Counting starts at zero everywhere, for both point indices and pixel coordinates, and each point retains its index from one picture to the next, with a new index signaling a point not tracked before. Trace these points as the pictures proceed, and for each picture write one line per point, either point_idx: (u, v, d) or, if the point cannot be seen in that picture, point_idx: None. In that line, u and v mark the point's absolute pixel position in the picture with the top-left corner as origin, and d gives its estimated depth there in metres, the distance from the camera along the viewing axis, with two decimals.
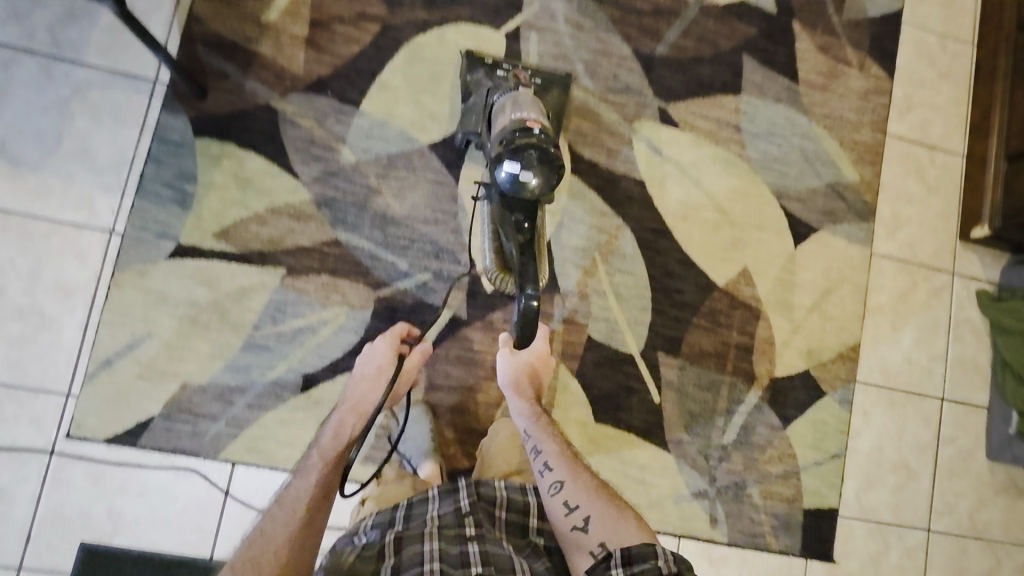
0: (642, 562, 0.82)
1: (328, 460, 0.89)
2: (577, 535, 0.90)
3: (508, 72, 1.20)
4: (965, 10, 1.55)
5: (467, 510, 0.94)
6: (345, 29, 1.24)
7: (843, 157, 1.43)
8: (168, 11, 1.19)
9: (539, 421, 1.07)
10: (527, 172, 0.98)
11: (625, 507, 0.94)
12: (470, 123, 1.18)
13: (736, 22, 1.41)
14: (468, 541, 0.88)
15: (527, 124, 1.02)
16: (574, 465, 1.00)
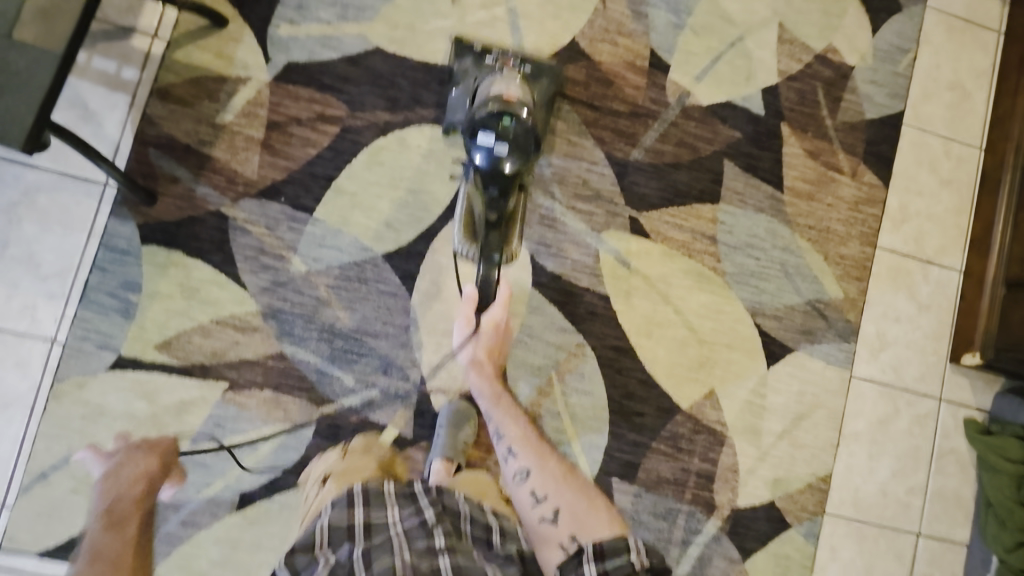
0: (616, 557, 0.85)
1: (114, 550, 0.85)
2: (546, 527, 0.95)
3: (496, 61, 1.19)
4: (973, 112, 1.45)
5: (433, 520, 0.86)
6: (303, 131, 1.20)
7: (827, 272, 1.36)
8: (123, 112, 1.16)
9: (501, 407, 1.13)
10: (501, 144, 1.02)
11: (595, 497, 0.97)
12: (456, 113, 1.19)
13: (718, 124, 1.34)
14: (439, 553, 0.81)
15: (504, 97, 1.05)
16: (539, 450, 1.07)
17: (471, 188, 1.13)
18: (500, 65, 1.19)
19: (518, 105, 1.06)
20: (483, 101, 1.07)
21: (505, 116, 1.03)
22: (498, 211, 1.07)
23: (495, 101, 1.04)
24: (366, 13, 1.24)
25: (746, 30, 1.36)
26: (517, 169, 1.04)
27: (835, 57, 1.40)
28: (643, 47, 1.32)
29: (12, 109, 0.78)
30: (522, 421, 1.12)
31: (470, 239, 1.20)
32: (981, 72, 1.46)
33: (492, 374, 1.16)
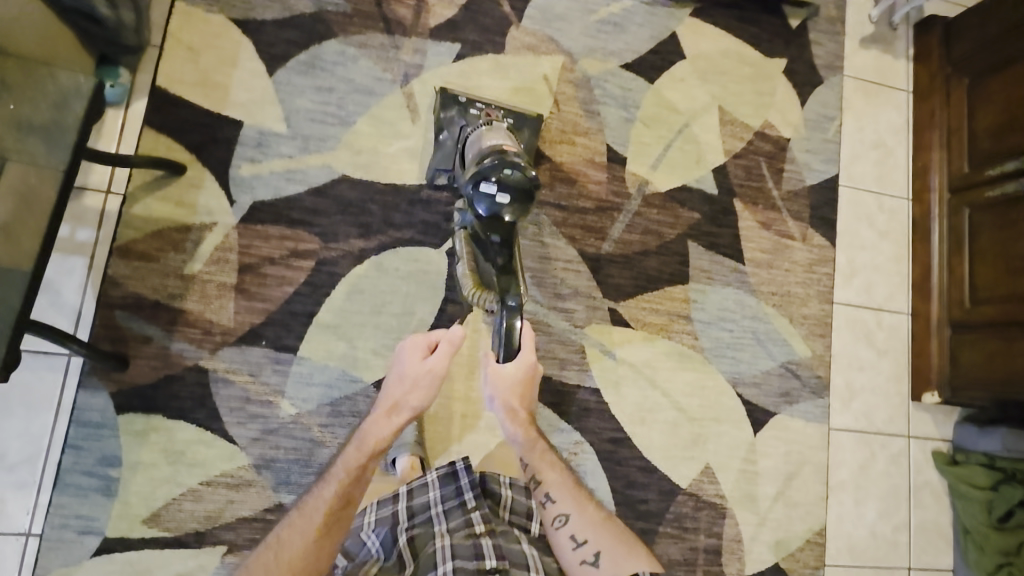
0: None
1: (350, 473, 0.95)
2: (587, 568, 1.01)
3: (481, 111, 1.20)
4: (897, 166, 1.59)
5: (473, 505, 1.06)
6: (277, 270, 1.18)
7: (794, 333, 1.44)
8: (82, 276, 1.11)
9: (535, 452, 1.10)
10: (503, 194, 1.01)
11: (635, 543, 1.03)
12: (442, 161, 1.22)
13: (678, 208, 1.41)
14: (480, 535, 1.00)
15: (503, 148, 1.05)
16: (579, 496, 1.07)
17: (471, 232, 1.10)
18: (486, 115, 1.20)
19: (516, 156, 1.04)
20: (482, 153, 1.06)
21: (505, 165, 1.00)
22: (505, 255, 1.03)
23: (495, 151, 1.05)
24: (328, 142, 1.24)
25: (690, 116, 1.45)
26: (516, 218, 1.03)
27: (773, 132, 1.50)
28: (600, 143, 1.39)
29: None
30: (563, 468, 1.11)
31: (479, 287, 1.04)
32: (899, 128, 1.60)
33: (526, 421, 1.11)
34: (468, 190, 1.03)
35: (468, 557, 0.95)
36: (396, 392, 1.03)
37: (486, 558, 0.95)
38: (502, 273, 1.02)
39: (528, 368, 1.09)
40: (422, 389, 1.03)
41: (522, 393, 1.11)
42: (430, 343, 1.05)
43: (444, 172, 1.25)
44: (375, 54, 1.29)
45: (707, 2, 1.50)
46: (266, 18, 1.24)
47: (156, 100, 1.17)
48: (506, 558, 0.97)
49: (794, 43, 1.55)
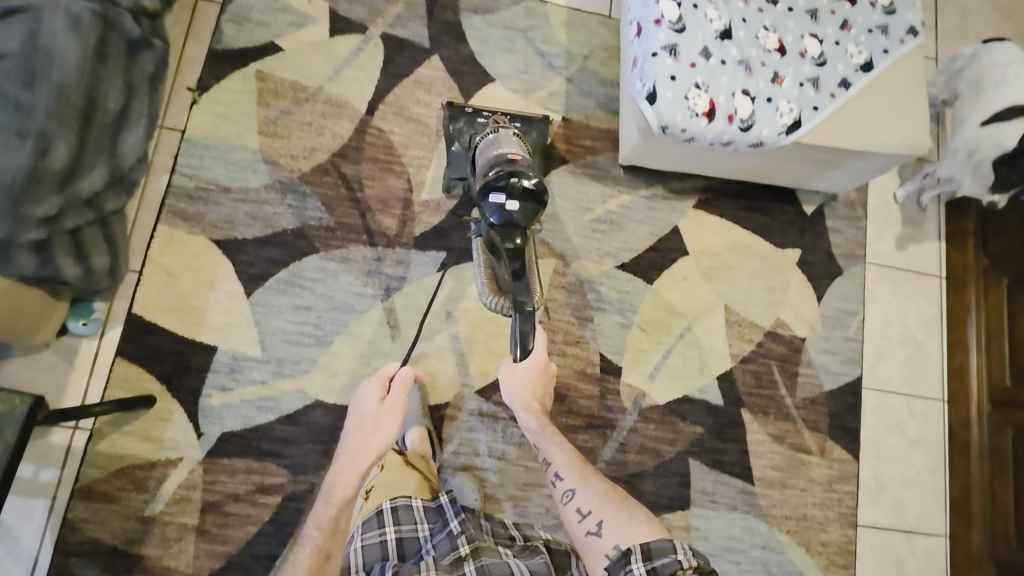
0: (664, 558, 0.83)
1: (323, 529, 0.89)
2: (592, 540, 0.93)
3: (487, 119, 1.26)
4: (929, 363, 1.44)
5: (458, 530, 0.95)
6: (240, 508, 1.12)
7: (812, 565, 1.28)
8: (41, 520, 1.07)
9: (545, 432, 1.09)
10: (513, 201, 0.91)
11: (635, 507, 0.96)
12: (457, 169, 1.26)
13: (679, 421, 1.30)
14: (464, 559, 0.91)
15: (510, 156, 0.97)
16: (583, 471, 1.03)
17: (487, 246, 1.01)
18: (493, 122, 1.22)
19: (524, 166, 0.96)
20: (490, 165, 0.99)
21: (515, 175, 0.92)
22: (520, 262, 0.92)
23: (500, 162, 0.97)
24: (302, 364, 1.20)
25: (693, 318, 1.36)
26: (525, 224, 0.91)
27: (786, 331, 1.39)
28: (593, 352, 1.30)
29: None
30: (569, 445, 1.08)
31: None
32: (929, 320, 1.46)
33: (534, 411, 1.10)
34: (479, 205, 0.94)
35: None
36: (353, 441, 0.99)
37: None
38: (519, 277, 0.92)
39: (540, 363, 1.12)
40: (387, 426, 1.00)
41: (537, 388, 1.12)
42: (387, 378, 1.06)
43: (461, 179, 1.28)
44: (356, 269, 1.25)
45: (713, 193, 1.43)
46: (247, 236, 1.23)
47: (131, 328, 1.16)
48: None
49: (809, 232, 1.45)
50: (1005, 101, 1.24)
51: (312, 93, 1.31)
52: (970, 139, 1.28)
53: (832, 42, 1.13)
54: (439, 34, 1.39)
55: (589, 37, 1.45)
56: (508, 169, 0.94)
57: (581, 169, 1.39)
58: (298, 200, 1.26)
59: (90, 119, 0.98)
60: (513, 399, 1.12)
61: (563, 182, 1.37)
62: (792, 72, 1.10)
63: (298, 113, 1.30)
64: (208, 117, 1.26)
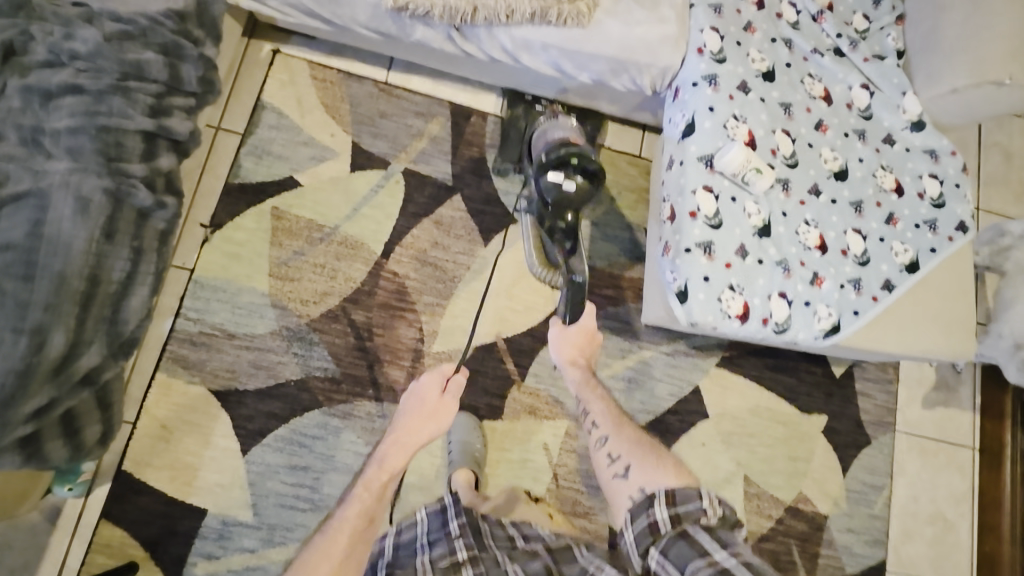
0: (687, 503, 0.84)
1: (371, 488, 0.90)
2: (619, 481, 0.95)
3: (546, 106, 1.31)
4: (959, 546, 1.35)
5: (456, 532, 0.88)
6: None
7: None
8: None
9: (585, 385, 1.10)
10: (571, 179, 1.10)
11: (662, 452, 0.96)
12: (511, 152, 1.31)
13: None
14: (461, 566, 0.84)
15: (569, 140, 1.15)
16: (619, 420, 1.04)
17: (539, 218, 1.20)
18: (550, 113, 1.29)
19: (582, 147, 1.13)
20: (549, 147, 1.15)
21: (572, 157, 1.10)
22: (571, 236, 1.14)
23: (559, 143, 1.14)
24: (295, 531, 1.14)
25: (710, 490, 1.28)
26: (578, 200, 1.11)
27: (807, 507, 1.31)
28: (600, 524, 1.26)
29: None
30: (608, 398, 1.09)
31: (549, 266, 1.27)
32: (961, 496, 1.37)
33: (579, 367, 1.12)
34: (539, 178, 1.12)
35: None
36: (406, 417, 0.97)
37: None
38: (570, 254, 1.15)
39: (589, 325, 1.12)
40: (442, 418, 0.97)
41: (586, 351, 1.13)
42: (443, 375, 0.99)
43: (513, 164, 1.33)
44: (360, 426, 1.20)
45: (739, 351, 1.35)
46: (249, 387, 1.18)
47: (119, 486, 1.11)
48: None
49: (836, 396, 1.37)
50: None
51: (329, 232, 1.26)
52: (1016, 328, 1.24)
53: (876, 238, 1.08)
54: (462, 171, 1.33)
55: (618, 178, 1.39)
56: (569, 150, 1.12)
57: (601, 319, 1.32)
58: (304, 348, 1.20)
59: (90, 300, 0.94)
60: (557, 356, 1.14)
61: None
62: (833, 273, 1.05)
63: (312, 253, 1.24)
64: (219, 256, 1.21)
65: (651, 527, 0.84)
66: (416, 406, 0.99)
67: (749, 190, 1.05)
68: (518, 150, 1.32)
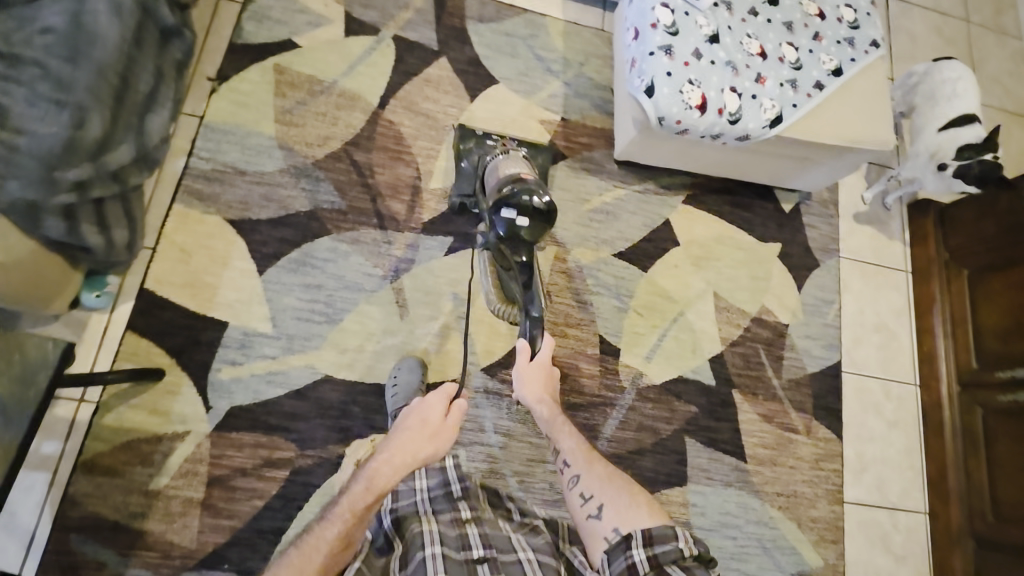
0: (664, 545, 0.88)
1: (355, 512, 0.86)
2: (592, 523, 0.96)
3: (496, 142, 1.36)
4: (902, 349, 1.54)
5: (458, 493, 1.00)
6: (247, 482, 1.11)
7: (803, 539, 1.33)
8: (40, 494, 1.04)
9: (556, 421, 1.13)
10: (523, 217, 1.10)
11: (636, 489, 0.98)
12: (464, 186, 1.32)
13: (674, 400, 1.36)
14: (466, 523, 0.95)
15: (521, 175, 1.16)
16: (590, 457, 1.06)
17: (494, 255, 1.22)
18: (501, 145, 1.35)
19: (532, 183, 1.14)
20: (501, 182, 1.16)
21: (522, 192, 1.10)
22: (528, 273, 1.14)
23: (512, 179, 1.15)
24: (313, 340, 1.22)
25: (685, 303, 1.43)
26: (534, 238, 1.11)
27: (771, 317, 1.47)
28: (593, 335, 1.36)
29: None
30: (578, 434, 1.11)
31: (507, 301, 1.29)
32: (900, 309, 1.57)
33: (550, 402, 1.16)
34: (491, 215, 1.14)
35: (455, 547, 0.91)
36: (403, 441, 0.97)
37: (474, 547, 0.91)
38: (528, 291, 1.15)
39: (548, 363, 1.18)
40: (439, 443, 0.98)
41: (548, 386, 1.18)
42: (448, 398, 1.04)
43: (468, 199, 1.32)
44: (367, 251, 1.29)
45: (700, 188, 1.52)
46: (262, 217, 1.26)
47: (143, 303, 1.17)
48: (493, 544, 0.93)
49: (787, 225, 1.56)
50: (956, 111, 1.42)
51: (328, 86, 1.38)
52: (930, 143, 1.44)
53: (806, 50, 1.27)
54: (446, 37, 1.48)
55: (585, 47, 1.57)
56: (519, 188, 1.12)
57: (579, 163, 1.47)
58: (311, 184, 1.31)
59: (122, 98, 1.01)
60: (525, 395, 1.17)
61: (562, 175, 1.45)
62: (773, 75, 1.23)
63: (314, 104, 1.36)
64: (227, 104, 1.32)
65: (629, 569, 0.86)
66: (418, 424, 1.00)
67: (697, 7, 1.23)
68: (473, 182, 1.32)
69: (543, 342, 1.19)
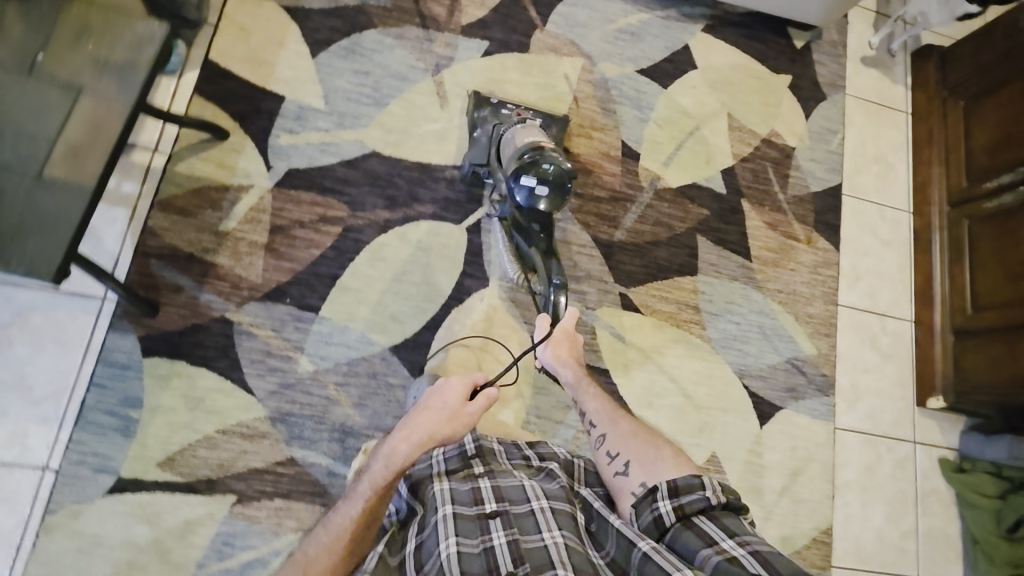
0: (690, 494, 0.85)
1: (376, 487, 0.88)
2: (620, 480, 0.94)
3: (512, 111, 1.32)
4: (898, 179, 1.66)
5: (472, 451, 0.96)
6: (305, 233, 1.23)
7: (800, 330, 1.47)
8: (123, 225, 1.16)
9: (581, 382, 1.13)
10: (542, 186, 1.09)
11: (661, 444, 0.96)
12: (478, 155, 1.29)
13: (688, 204, 1.47)
14: (478, 478, 0.90)
15: (541, 144, 1.13)
16: (614, 416, 1.05)
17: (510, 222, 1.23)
18: (517, 115, 1.30)
19: (552, 152, 1.12)
20: (521, 150, 1.14)
21: (544, 160, 1.09)
22: (545, 241, 1.14)
23: (530, 148, 1.12)
24: (362, 120, 1.31)
25: (701, 120, 1.54)
26: (552, 208, 1.12)
27: (780, 140, 1.58)
28: (616, 139, 1.47)
29: (34, 248, 0.76)
30: (602, 397, 1.11)
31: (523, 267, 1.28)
32: (899, 145, 1.68)
33: (574, 368, 1.15)
34: (511, 184, 1.12)
35: (467, 499, 0.85)
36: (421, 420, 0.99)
37: (485, 500, 0.85)
38: (547, 254, 1.13)
39: (569, 327, 1.15)
40: (458, 426, 1.00)
41: (574, 350, 1.16)
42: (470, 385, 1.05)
43: (480, 167, 1.29)
44: (410, 46, 1.38)
45: (719, 20, 1.61)
46: (313, 7, 1.35)
47: (206, 72, 1.26)
48: (505, 496, 0.86)
49: (799, 61, 1.66)
50: None
51: None
52: None
53: None
54: None
55: None
56: (540, 156, 1.10)
57: None
58: None
59: None
60: (548, 358, 1.15)
61: None
62: None
63: None
64: None
65: (656, 521, 0.84)
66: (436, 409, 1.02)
67: None
68: (486, 153, 1.28)
69: (566, 311, 1.15)
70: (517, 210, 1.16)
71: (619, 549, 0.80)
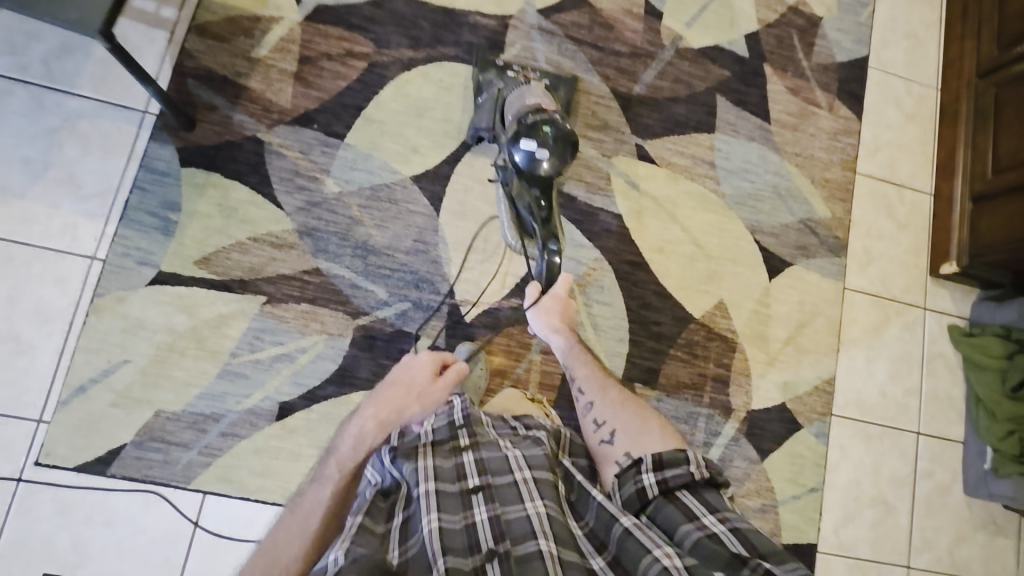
0: (675, 469, 0.86)
1: (345, 473, 0.90)
2: (604, 447, 0.97)
3: (517, 73, 1.29)
4: (928, 55, 1.62)
5: (461, 422, 0.93)
6: (332, 65, 1.28)
7: (815, 194, 1.48)
8: (161, 47, 1.22)
9: (573, 349, 1.17)
10: (544, 150, 1.06)
11: (647, 417, 0.99)
12: (482, 119, 1.25)
13: (710, 64, 1.48)
14: (462, 451, 0.88)
15: (541, 107, 1.12)
16: (604, 386, 1.09)
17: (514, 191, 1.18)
18: (523, 79, 1.27)
19: (553, 114, 1.11)
20: (521, 112, 1.13)
21: (544, 123, 1.07)
22: (546, 207, 1.11)
23: (534, 111, 1.10)
24: None
25: None
26: (555, 170, 1.08)
27: (807, 9, 1.56)
28: None
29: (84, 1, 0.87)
30: (592, 364, 1.15)
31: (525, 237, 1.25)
32: (931, 22, 1.64)
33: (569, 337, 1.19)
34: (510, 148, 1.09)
35: (451, 477, 0.83)
36: (391, 398, 1.04)
37: (469, 475, 0.83)
38: (546, 224, 1.11)
39: (562, 291, 1.20)
40: (427, 402, 1.05)
41: (566, 316, 1.20)
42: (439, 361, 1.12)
43: (484, 131, 1.27)
44: None
45: None
46: None
47: None
48: (488, 470, 0.84)
49: None
50: None
51: None
52: None
53: None
54: None
55: None
56: (540, 118, 1.09)
57: None
58: None
59: None
60: (543, 327, 1.19)
61: None
62: None
63: None
64: None
65: (639, 493, 0.85)
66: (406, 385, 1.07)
67: None
68: (491, 116, 1.25)
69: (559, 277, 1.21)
70: (518, 176, 1.12)
71: (601, 522, 0.79)
